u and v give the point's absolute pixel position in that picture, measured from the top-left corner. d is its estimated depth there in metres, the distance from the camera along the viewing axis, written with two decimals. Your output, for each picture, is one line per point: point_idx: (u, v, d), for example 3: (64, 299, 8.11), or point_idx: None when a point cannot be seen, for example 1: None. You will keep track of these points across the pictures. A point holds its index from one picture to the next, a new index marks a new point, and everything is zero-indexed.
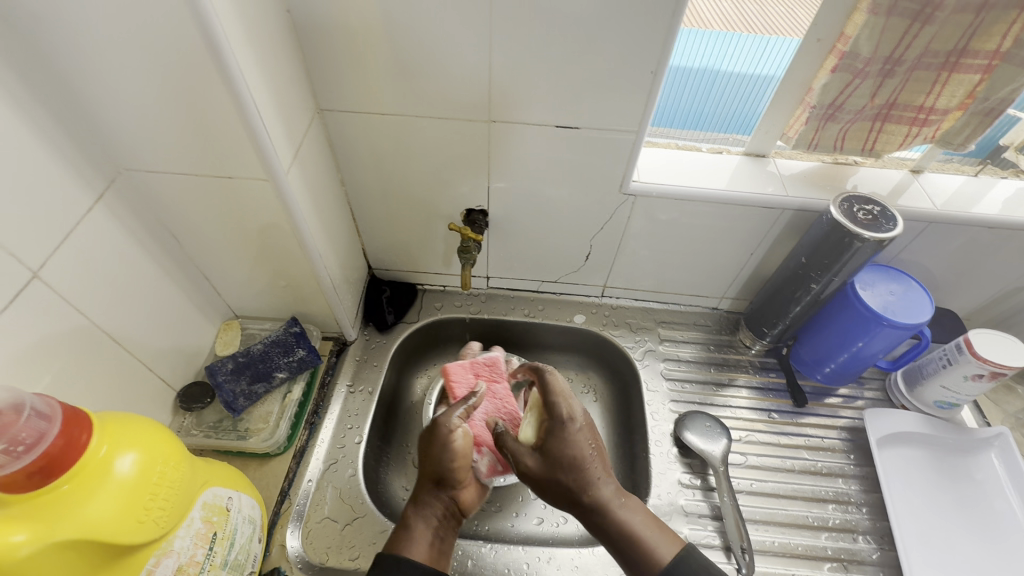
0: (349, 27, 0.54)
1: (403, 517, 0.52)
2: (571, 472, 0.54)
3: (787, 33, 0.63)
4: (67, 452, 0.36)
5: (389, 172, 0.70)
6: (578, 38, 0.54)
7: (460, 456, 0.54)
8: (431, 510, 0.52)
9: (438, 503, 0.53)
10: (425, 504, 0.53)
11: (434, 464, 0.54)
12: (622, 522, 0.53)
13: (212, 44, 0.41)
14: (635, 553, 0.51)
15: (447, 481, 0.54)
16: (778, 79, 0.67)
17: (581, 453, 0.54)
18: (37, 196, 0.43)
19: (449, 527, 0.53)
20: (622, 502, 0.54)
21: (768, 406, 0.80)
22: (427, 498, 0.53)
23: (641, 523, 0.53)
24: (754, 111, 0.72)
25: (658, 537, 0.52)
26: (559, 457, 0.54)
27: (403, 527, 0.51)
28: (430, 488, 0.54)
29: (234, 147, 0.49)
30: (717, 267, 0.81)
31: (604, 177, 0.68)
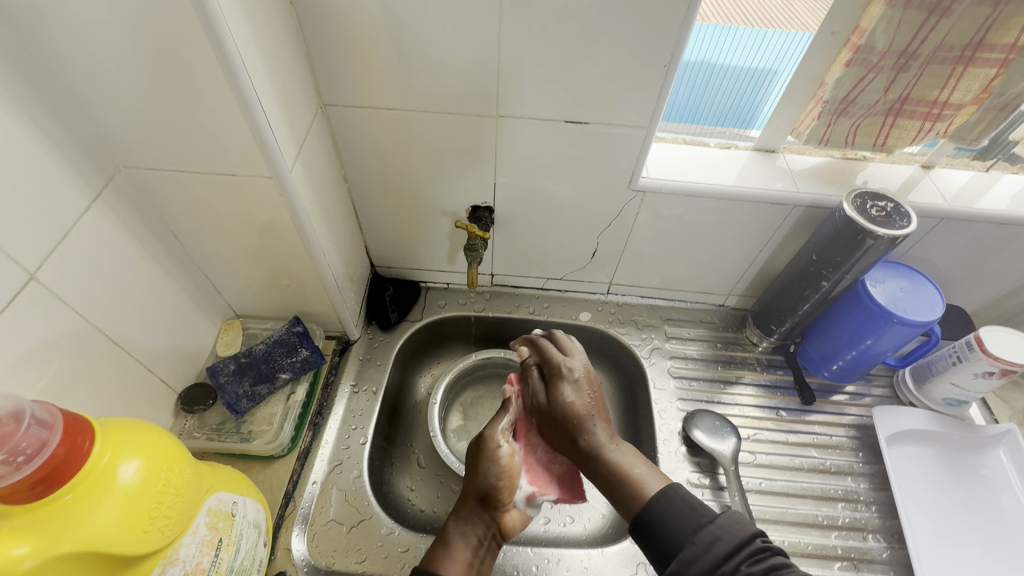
0: (355, 21, 0.53)
1: (442, 535, 0.54)
2: (567, 416, 0.58)
3: (784, 27, 0.61)
4: (71, 460, 0.35)
5: (393, 168, 0.68)
6: (591, 32, 0.52)
7: (505, 472, 0.57)
8: (472, 529, 0.54)
9: (480, 522, 0.55)
10: (466, 521, 0.55)
11: (478, 479, 0.57)
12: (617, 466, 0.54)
13: (217, 38, 0.40)
14: (625, 490, 0.52)
15: (489, 498, 0.56)
16: (782, 74, 0.66)
17: (577, 401, 0.59)
18: (33, 194, 0.42)
19: (490, 548, 0.55)
20: (620, 448, 0.55)
21: (775, 404, 0.79)
22: (468, 517, 0.55)
23: (631, 462, 0.54)
24: (757, 106, 0.70)
25: (649, 476, 0.52)
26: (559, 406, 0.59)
27: (442, 546, 0.52)
28: (472, 505, 0.56)
29: (238, 143, 0.48)
30: (725, 264, 0.81)
31: (612, 174, 0.67)
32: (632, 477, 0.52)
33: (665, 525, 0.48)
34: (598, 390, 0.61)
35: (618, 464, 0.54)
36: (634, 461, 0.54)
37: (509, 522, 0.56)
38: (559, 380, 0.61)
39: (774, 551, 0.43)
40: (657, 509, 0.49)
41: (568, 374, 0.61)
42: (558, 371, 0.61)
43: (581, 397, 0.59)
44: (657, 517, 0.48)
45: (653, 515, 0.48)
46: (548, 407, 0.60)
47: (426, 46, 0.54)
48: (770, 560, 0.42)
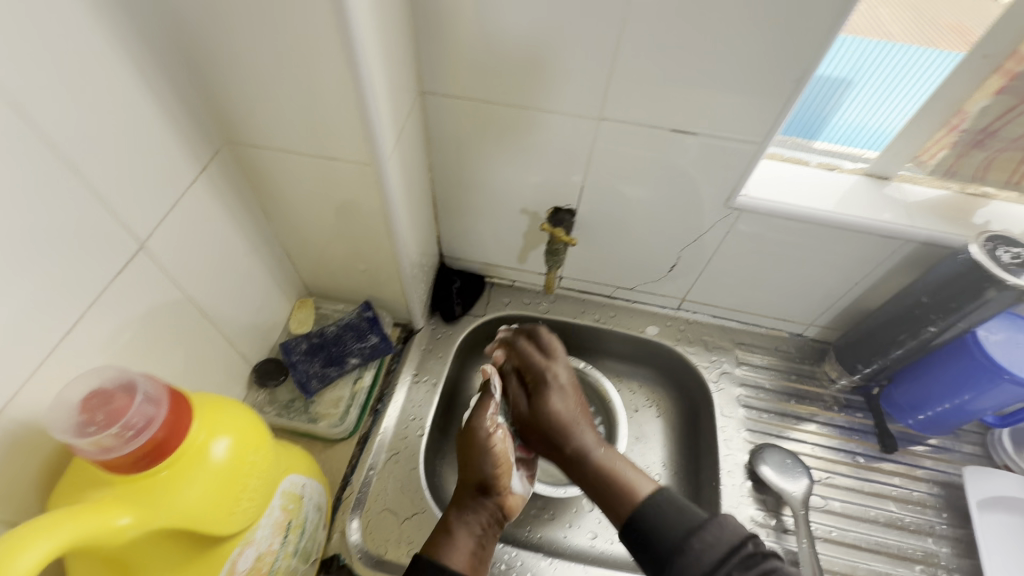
0: (471, 8, 0.51)
1: (444, 522, 0.53)
2: (552, 421, 0.62)
3: (869, 36, 0.56)
4: (170, 435, 0.35)
5: (480, 160, 0.66)
6: (721, 40, 0.49)
7: (503, 461, 0.58)
8: (474, 518, 0.54)
9: (483, 512, 0.55)
10: (469, 511, 0.55)
11: (475, 469, 0.58)
12: (602, 467, 0.58)
13: (344, 24, 0.38)
14: (616, 495, 0.55)
15: (488, 487, 0.56)
16: (857, 85, 0.61)
17: (561, 405, 0.63)
18: (151, 166, 0.42)
19: (491, 533, 0.55)
20: (605, 448, 0.60)
21: (851, 449, 0.74)
22: (471, 505, 0.55)
23: (620, 466, 0.57)
24: (826, 115, 0.65)
25: (639, 479, 0.56)
26: (546, 411, 0.62)
27: (445, 534, 0.52)
28: (472, 492, 0.56)
29: (344, 131, 0.47)
30: (814, 293, 0.75)
31: (710, 189, 0.63)
32: (620, 479, 0.56)
33: (662, 540, 0.48)
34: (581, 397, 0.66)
35: (606, 470, 0.57)
36: (614, 457, 0.59)
37: (511, 505, 0.58)
38: (548, 387, 0.64)
39: (767, 555, 0.45)
40: (643, 515, 0.51)
41: (553, 379, 0.65)
42: (545, 375, 0.65)
43: (568, 404, 0.63)
44: (646, 523, 0.50)
45: (642, 518, 0.51)
46: (531, 414, 0.64)
47: (544, 41, 0.52)
48: (762, 565, 0.44)
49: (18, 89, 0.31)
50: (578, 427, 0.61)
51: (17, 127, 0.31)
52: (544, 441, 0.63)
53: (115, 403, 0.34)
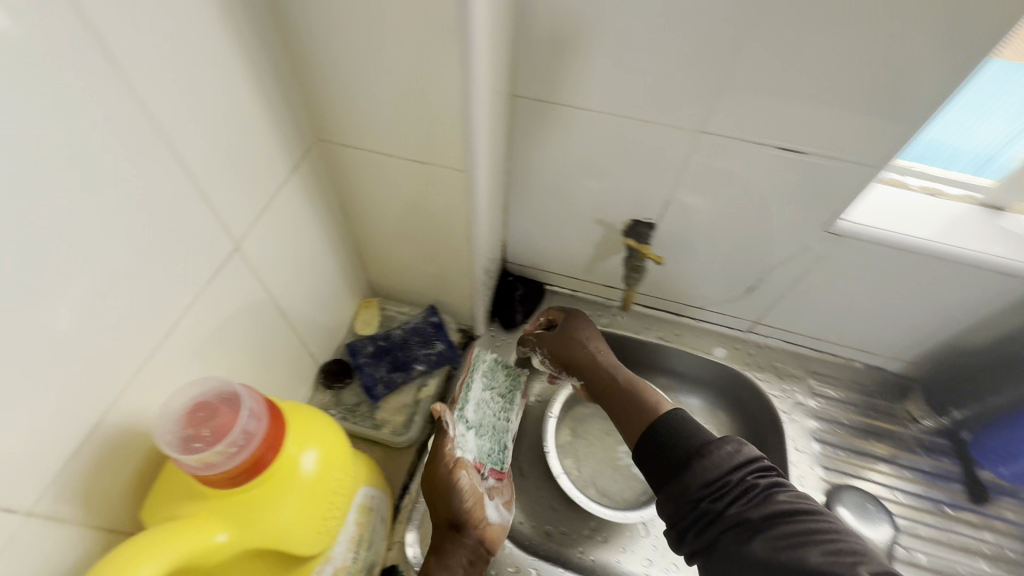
0: (579, 10, 0.48)
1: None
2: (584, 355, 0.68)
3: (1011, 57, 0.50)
4: (268, 451, 0.33)
5: (562, 167, 0.64)
6: (854, 55, 0.45)
7: (472, 497, 0.55)
8: (456, 561, 0.52)
9: (461, 552, 0.53)
10: (449, 554, 0.53)
11: (444, 509, 0.55)
12: (634, 386, 0.62)
13: (464, 27, 0.36)
14: (640, 410, 0.59)
15: (461, 525, 0.54)
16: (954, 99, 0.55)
17: (592, 343, 0.69)
18: (250, 164, 0.41)
19: (474, 569, 0.54)
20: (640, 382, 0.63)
21: (937, 497, 0.70)
22: (451, 549, 0.53)
23: (648, 391, 0.61)
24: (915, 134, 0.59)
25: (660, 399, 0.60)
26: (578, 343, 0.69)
27: None
28: (446, 533, 0.54)
29: (442, 136, 0.45)
30: (907, 326, 0.70)
31: (809, 212, 0.59)
32: (646, 395, 0.60)
33: (677, 447, 0.51)
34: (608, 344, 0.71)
35: (634, 390, 0.62)
36: (645, 388, 0.62)
37: (491, 535, 0.56)
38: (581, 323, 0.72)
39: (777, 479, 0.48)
40: (661, 421, 0.54)
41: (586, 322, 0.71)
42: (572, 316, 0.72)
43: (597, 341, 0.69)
44: (667, 434, 0.53)
45: (658, 421, 0.54)
46: (562, 346, 0.70)
47: (651, 47, 0.49)
48: (770, 483, 0.47)
49: (141, 86, 0.30)
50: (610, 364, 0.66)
51: (137, 125, 0.30)
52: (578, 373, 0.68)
53: (218, 417, 0.33)
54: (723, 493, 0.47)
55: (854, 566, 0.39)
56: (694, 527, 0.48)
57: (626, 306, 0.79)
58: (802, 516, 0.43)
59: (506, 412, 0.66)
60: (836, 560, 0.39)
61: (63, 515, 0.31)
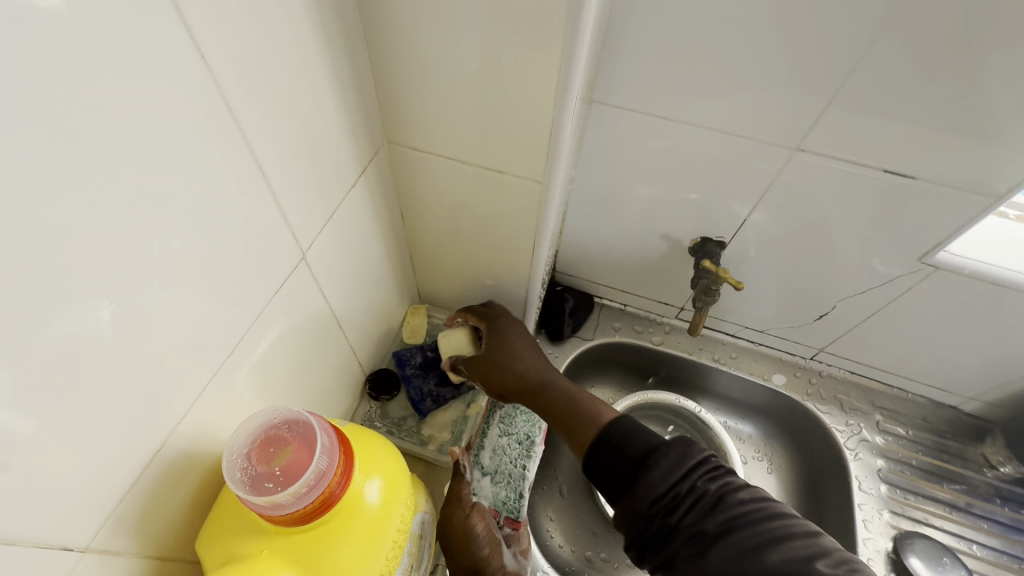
0: (679, 13, 0.44)
1: None
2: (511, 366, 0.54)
3: None
4: (340, 487, 0.31)
5: (631, 179, 0.60)
6: (993, 75, 0.40)
7: (490, 540, 0.50)
8: None
9: None
10: None
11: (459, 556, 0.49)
12: (571, 395, 0.52)
13: (573, 28, 0.32)
14: (584, 429, 0.49)
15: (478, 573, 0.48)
16: None
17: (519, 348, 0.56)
18: (322, 169, 0.38)
19: None
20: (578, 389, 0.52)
21: (1018, 553, 0.65)
22: None
23: (587, 400, 0.51)
24: None
25: (602, 407, 0.50)
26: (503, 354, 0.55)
27: None
28: None
29: (523, 145, 0.41)
30: (993, 367, 0.64)
31: (905, 240, 0.54)
32: (589, 407, 0.50)
33: (628, 458, 0.44)
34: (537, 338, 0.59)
35: (575, 402, 0.51)
36: (585, 395, 0.51)
37: None
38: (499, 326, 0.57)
39: (724, 473, 0.43)
40: (610, 435, 0.46)
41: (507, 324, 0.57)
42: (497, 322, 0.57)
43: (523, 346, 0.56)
44: (612, 447, 0.45)
45: (607, 441, 0.46)
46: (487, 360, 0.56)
47: (754, 56, 0.44)
48: (718, 483, 0.42)
49: (227, 86, 0.27)
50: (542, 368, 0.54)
51: (219, 128, 0.27)
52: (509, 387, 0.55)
53: (289, 453, 0.30)
54: (677, 505, 0.41)
55: (811, 562, 0.35)
56: (651, 544, 0.42)
57: (696, 332, 0.69)
58: (755, 516, 0.39)
59: (524, 458, 0.59)
60: (793, 558, 0.36)
61: (119, 549, 0.29)
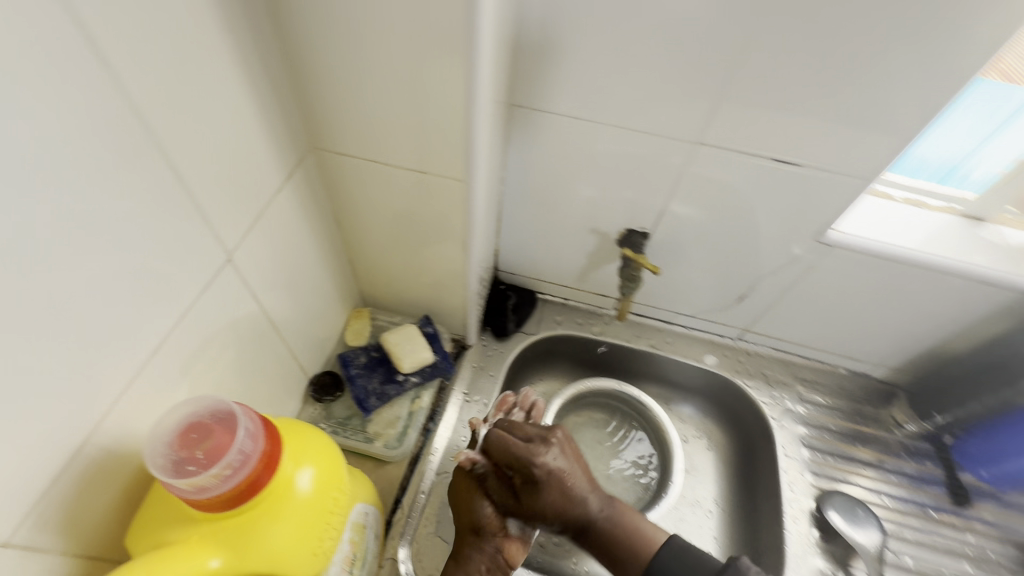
0: (580, 21, 0.48)
1: None
2: (550, 507, 0.55)
3: None
4: (265, 470, 0.32)
5: (557, 177, 0.63)
6: (849, 71, 0.46)
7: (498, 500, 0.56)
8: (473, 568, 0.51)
9: (480, 560, 0.52)
10: (467, 560, 0.52)
11: (468, 513, 0.55)
12: (618, 526, 0.55)
13: (471, 31, 0.35)
14: (628, 554, 0.54)
15: (484, 529, 0.54)
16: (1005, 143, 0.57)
17: (556, 491, 0.55)
18: (243, 171, 0.39)
19: None
20: (623, 510, 0.56)
21: (922, 501, 0.71)
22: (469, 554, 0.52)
23: (633, 526, 0.55)
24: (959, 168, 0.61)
25: (650, 530, 0.55)
26: (537, 501, 0.54)
27: None
28: (470, 539, 0.53)
29: (440, 144, 0.44)
30: (890, 335, 0.71)
31: (801, 222, 0.60)
32: (636, 536, 0.54)
33: None
34: (576, 452, 0.59)
35: (617, 533, 0.55)
36: (632, 519, 0.56)
37: (512, 550, 0.54)
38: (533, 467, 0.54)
39: None
40: (658, 564, 0.52)
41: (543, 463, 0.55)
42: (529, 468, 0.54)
43: (564, 484, 0.55)
44: (662, 574, 0.51)
45: (656, 567, 0.52)
46: (517, 506, 0.55)
47: (650, 58, 0.49)
48: None
49: (136, 92, 0.29)
50: (584, 505, 0.55)
51: (131, 133, 0.29)
52: (544, 521, 0.56)
53: (212, 438, 0.31)
54: None
55: None
56: None
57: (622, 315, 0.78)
58: None
59: None
60: None
61: (41, 544, 0.29)
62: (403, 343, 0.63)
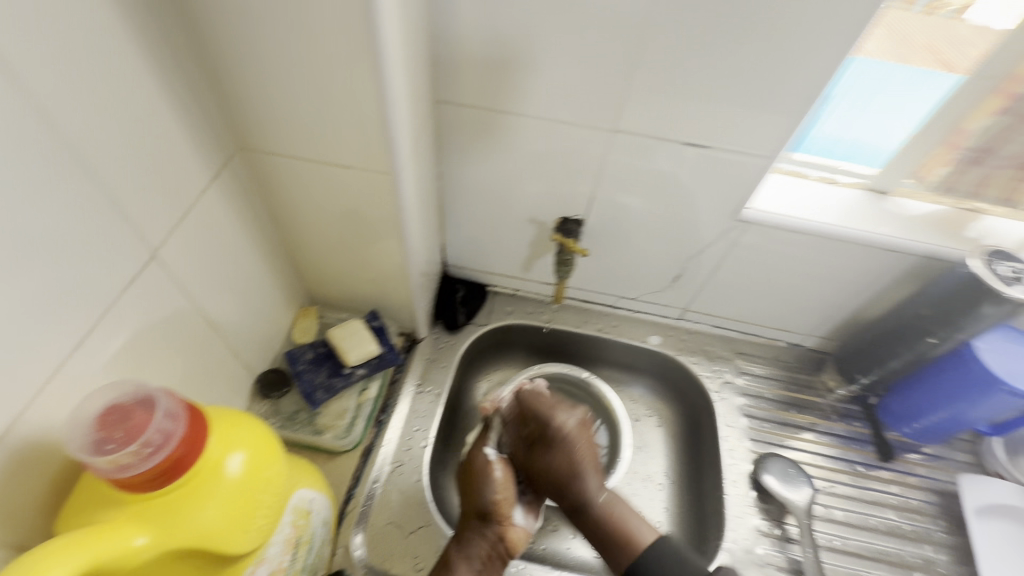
0: (491, 19, 0.51)
1: (445, 557, 0.56)
2: (555, 473, 0.62)
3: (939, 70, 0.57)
4: (187, 449, 0.34)
5: (491, 170, 0.66)
6: (737, 57, 0.50)
7: (502, 487, 0.61)
8: (476, 549, 0.56)
9: (483, 542, 0.57)
10: (469, 543, 0.57)
11: (475, 498, 0.60)
12: (612, 515, 0.59)
13: (372, 28, 0.38)
14: (618, 545, 0.57)
15: (488, 514, 0.59)
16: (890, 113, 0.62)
17: (562, 458, 0.62)
18: (164, 171, 0.41)
19: (493, 566, 0.57)
20: (621, 503, 0.60)
21: (850, 457, 0.76)
22: (472, 537, 0.57)
23: (627, 517, 0.59)
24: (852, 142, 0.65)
25: (641, 527, 0.58)
26: (545, 464, 0.62)
27: (445, 567, 0.54)
28: (474, 524, 0.58)
29: (361, 138, 0.46)
30: (814, 306, 0.76)
31: (718, 202, 0.64)
32: (626, 530, 0.58)
33: None
34: (591, 434, 0.65)
35: (611, 519, 0.59)
36: (628, 513, 0.60)
37: (512, 537, 0.59)
38: (550, 429, 0.63)
39: None
40: (646, 561, 0.55)
41: (559, 428, 0.63)
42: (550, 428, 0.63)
43: (572, 451, 0.62)
44: (647, 573, 0.55)
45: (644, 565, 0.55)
46: (529, 463, 0.63)
47: (559, 52, 0.52)
48: None
49: (41, 93, 0.30)
50: (586, 481, 0.61)
51: (38, 131, 0.31)
52: (548, 491, 0.62)
53: (133, 418, 0.33)
54: None
55: None
56: None
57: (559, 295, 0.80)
58: None
59: None
60: None
61: None
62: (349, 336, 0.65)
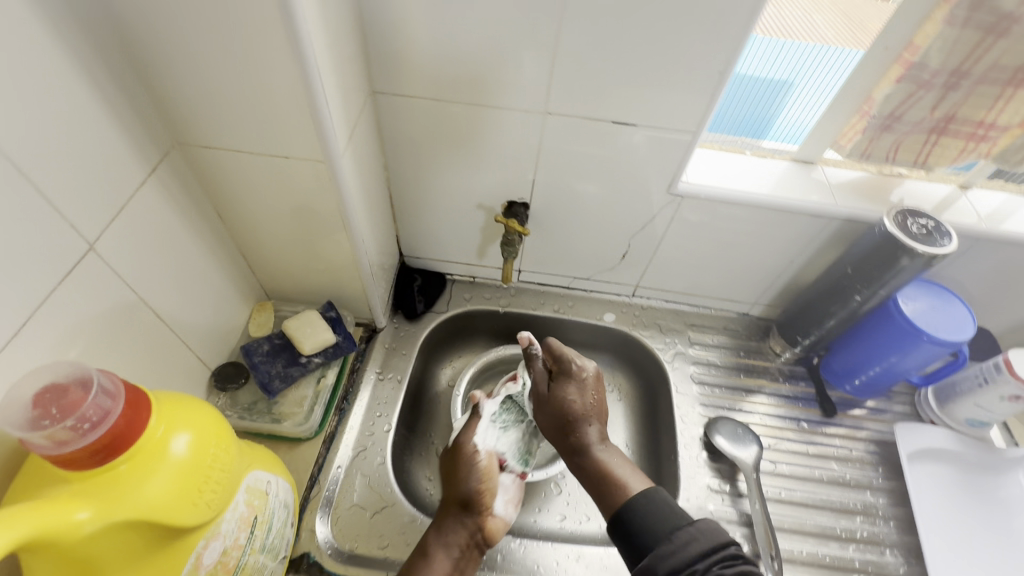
0: (416, 10, 0.53)
1: (423, 544, 0.57)
2: (565, 411, 0.61)
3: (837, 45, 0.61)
4: (126, 420, 0.35)
5: (434, 158, 0.68)
6: (650, 38, 0.53)
7: (484, 477, 0.61)
8: (455, 538, 0.57)
9: (461, 531, 0.58)
10: (448, 531, 0.58)
11: (457, 486, 0.61)
12: (605, 462, 0.58)
13: (289, 19, 0.39)
14: (607, 488, 0.56)
15: (469, 504, 0.59)
16: (797, 85, 0.66)
17: (577, 398, 0.61)
18: (96, 166, 0.42)
19: (470, 555, 0.58)
20: (619, 461, 0.58)
21: (796, 415, 0.80)
22: (450, 526, 0.58)
23: (619, 469, 0.57)
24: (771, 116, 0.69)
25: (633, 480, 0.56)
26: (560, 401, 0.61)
27: (423, 557, 0.56)
28: (453, 513, 0.59)
29: (295, 128, 0.48)
30: (755, 274, 0.80)
31: (652, 178, 0.67)
32: (616, 478, 0.56)
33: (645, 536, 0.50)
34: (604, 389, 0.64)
35: (603, 466, 0.57)
36: (626, 472, 0.57)
37: (491, 528, 0.60)
38: (570, 377, 0.62)
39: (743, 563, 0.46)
40: (635, 510, 0.52)
41: (578, 375, 0.62)
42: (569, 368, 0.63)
43: (585, 399, 0.61)
44: (636, 519, 0.52)
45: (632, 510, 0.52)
46: (546, 397, 0.63)
47: (485, 39, 0.55)
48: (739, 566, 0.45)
49: None
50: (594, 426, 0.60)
51: None
52: (552, 427, 0.62)
53: (70, 397, 0.35)
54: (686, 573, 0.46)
55: None
56: None
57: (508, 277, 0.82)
58: None
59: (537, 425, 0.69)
60: None
61: None
62: (303, 327, 0.67)
